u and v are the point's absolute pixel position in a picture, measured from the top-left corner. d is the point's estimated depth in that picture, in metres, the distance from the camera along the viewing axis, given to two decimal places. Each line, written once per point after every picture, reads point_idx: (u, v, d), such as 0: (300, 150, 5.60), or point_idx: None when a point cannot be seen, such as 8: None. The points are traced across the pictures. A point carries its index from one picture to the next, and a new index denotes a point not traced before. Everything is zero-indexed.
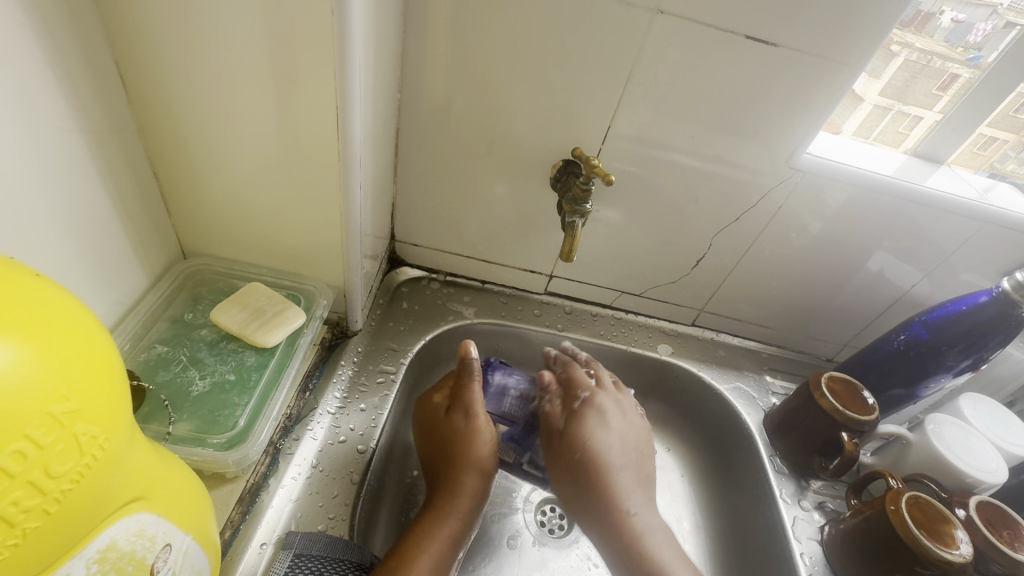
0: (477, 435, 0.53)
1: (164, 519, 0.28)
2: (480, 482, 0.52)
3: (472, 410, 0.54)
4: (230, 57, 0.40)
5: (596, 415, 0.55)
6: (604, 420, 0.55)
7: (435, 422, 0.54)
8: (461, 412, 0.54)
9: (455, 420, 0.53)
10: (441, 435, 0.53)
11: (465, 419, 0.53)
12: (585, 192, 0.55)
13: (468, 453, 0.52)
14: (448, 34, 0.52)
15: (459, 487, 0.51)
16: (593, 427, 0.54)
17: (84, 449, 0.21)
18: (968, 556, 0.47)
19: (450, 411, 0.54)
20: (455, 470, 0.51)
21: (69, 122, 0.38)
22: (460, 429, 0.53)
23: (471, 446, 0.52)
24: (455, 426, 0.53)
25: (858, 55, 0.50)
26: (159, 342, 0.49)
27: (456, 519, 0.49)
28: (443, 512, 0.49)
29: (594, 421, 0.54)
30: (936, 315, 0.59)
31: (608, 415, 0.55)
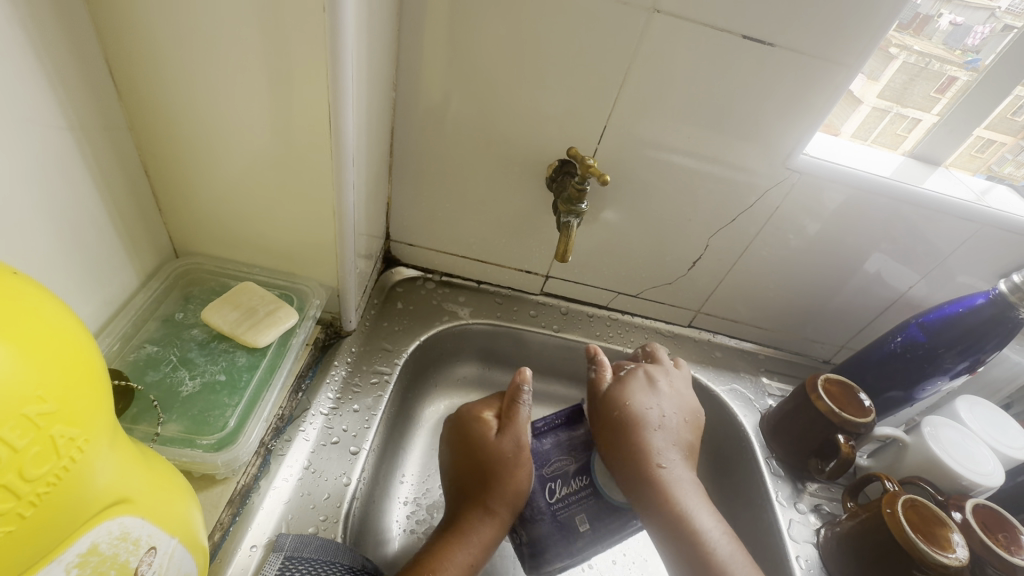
0: (521, 462, 0.49)
1: (148, 521, 0.27)
2: (512, 513, 0.49)
3: (520, 437, 0.50)
4: (221, 54, 0.39)
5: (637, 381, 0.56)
6: (637, 388, 0.55)
7: (479, 441, 0.51)
8: (511, 435, 0.50)
9: (504, 444, 0.50)
10: (482, 455, 0.50)
11: (513, 445, 0.50)
12: (581, 192, 0.55)
13: (507, 483, 0.49)
14: (444, 33, 0.52)
15: (490, 516, 0.48)
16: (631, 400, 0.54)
17: (63, 450, 0.21)
18: (964, 560, 0.46)
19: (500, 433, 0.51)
20: (488, 496, 0.49)
21: (58, 120, 0.37)
22: (507, 456, 0.49)
23: (511, 478, 0.49)
24: (502, 449, 0.50)
25: (855, 56, 0.50)
26: (149, 341, 0.48)
27: (479, 550, 0.47)
28: (465, 540, 0.47)
29: (633, 392, 0.55)
30: (933, 317, 0.59)
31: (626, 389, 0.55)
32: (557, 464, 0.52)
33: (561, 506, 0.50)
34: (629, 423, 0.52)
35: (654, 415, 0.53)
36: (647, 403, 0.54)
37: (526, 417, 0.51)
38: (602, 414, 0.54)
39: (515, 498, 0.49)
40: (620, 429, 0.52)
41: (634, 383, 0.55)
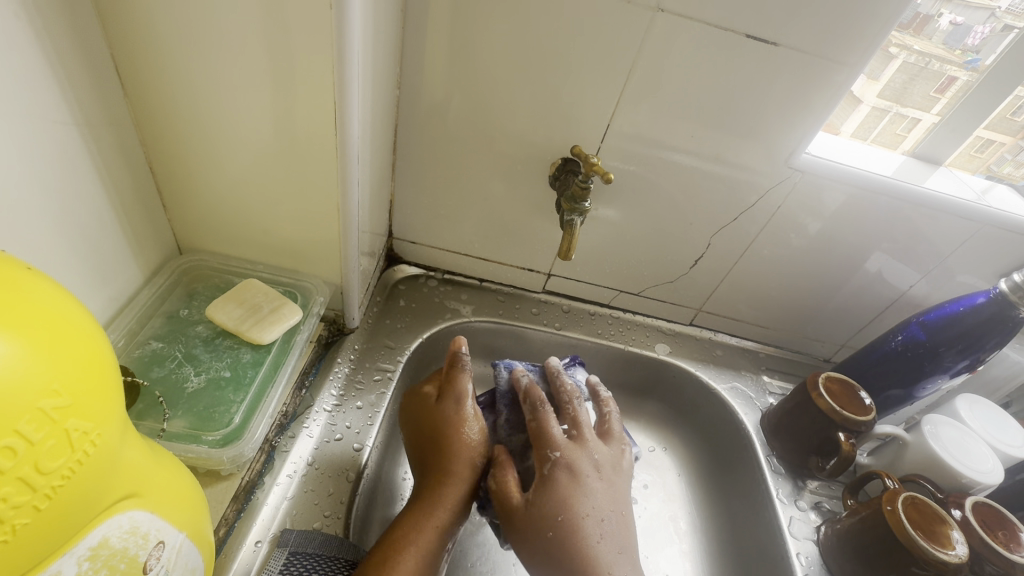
0: (465, 418, 0.51)
1: (157, 516, 0.27)
2: (471, 468, 0.49)
3: (460, 398, 0.52)
4: (227, 51, 0.39)
5: (566, 478, 0.47)
6: (568, 481, 0.46)
7: (425, 411, 0.53)
8: (449, 400, 0.52)
9: (445, 408, 0.52)
10: (429, 423, 0.52)
11: (454, 406, 0.52)
12: (585, 190, 0.55)
13: (455, 441, 0.50)
14: (448, 31, 0.52)
15: (447, 477, 0.48)
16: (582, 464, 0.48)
17: (76, 444, 0.21)
18: (963, 557, 0.47)
19: (438, 399, 0.53)
20: (441, 459, 0.49)
21: (64, 116, 0.37)
22: (447, 417, 0.51)
23: (455, 433, 0.50)
24: (444, 413, 0.51)
25: (857, 55, 0.50)
26: (154, 338, 0.48)
27: (444, 510, 0.46)
28: (428, 504, 0.46)
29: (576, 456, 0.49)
30: (934, 316, 0.59)
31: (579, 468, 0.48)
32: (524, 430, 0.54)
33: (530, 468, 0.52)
34: (534, 508, 0.45)
35: (599, 528, 0.45)
36: (581, 503, 0.46)
37: (467, 381, 0.54)
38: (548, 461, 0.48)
39: (469, 452, 0.50)
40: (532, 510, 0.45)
41: (579, 460, 0.48)
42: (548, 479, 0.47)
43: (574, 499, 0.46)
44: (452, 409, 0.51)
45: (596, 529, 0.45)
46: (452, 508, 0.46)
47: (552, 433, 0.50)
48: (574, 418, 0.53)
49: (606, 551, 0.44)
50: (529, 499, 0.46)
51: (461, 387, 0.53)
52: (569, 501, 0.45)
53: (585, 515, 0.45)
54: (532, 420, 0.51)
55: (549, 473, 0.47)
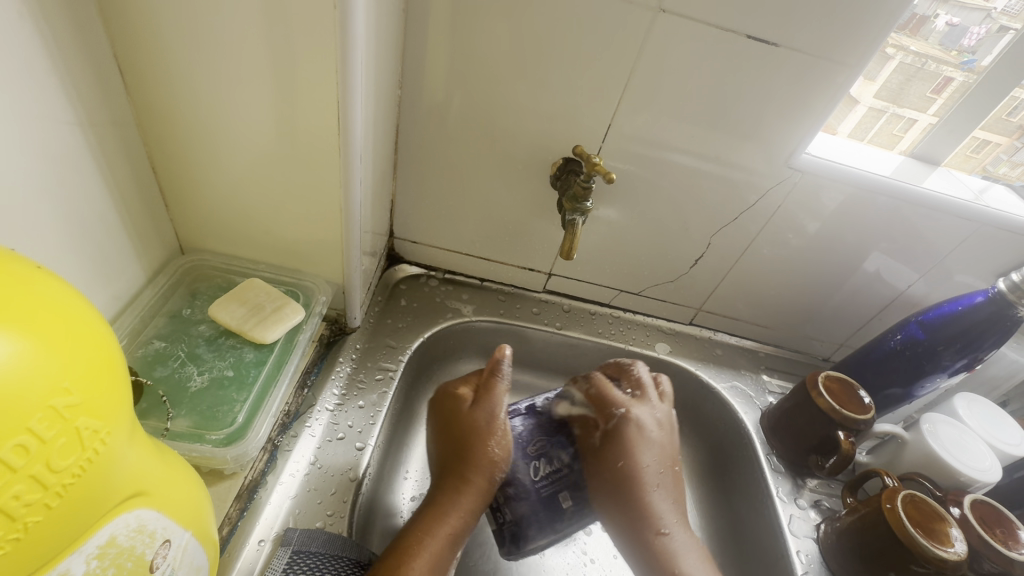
0: (495, 431, 0.52)
1: (163, 514, 0.28)
2: (489, 482, 0.50)
3: (494, 407, 0.53)
4: (231, 51, 0.39)
5: (633, 430, 0.54)
6: (638, 436, 0.54)
7: (457, 416, 0.53)
8: (485, 406, 0.53)
9: (478, 415, 0.52)
10: (459, 428, 0.52)
11: (487, 416, 0.52)
12: (586, 190, 0.55)
13: (479, 452, 0.50)
14: (449, 30, 0.52)
15: (466, 486, 0.49)
16: (634, 420, 0.55)
17: (86, 443, 0.21)
18: (962, 554, 0.47)
19: (473, 405, 0.53)
20: (463, 466, 0.50)
21: (67, 115, 0.37)
22: (479, 426, 0.51)
23: (483, 445, 0.51)
24: (476, 420, 0.52)
25: (857, 56, 0.50)
26: (157, 337, 0.48)
27: (458, 519, 0.48)
28: (443, 512, 0.48)
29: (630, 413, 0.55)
30: (933, 315, 0.60)
31: (640, 425, 0.55)
32: (538, 443, 0.54)
33: (544, 483, 0.52)
34: (605, 458, 0.53)
35: (656, 474, 0.53)
36: (643, 453, 0.53)
37: (503, 393, 0.54)
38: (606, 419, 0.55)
39: (491, 467, 0.50)
40: (600, 460, 0.53)
41: (645, 417, 0.56)
42: (617, 432, 0.54)
43: (647, 450, 0.53)
44: (484, 420, 0.52)
45: (656, 476, 0.52)
46: (464, 516, 0.48)
47: (614, 397, 0.57)
48: (604, 393, 0.57)
49: (660, 497, 0.52)
50: (601, 449, 0.54)
51: (497, 401, 0.53)
52: (634, 451, 0.53)
53: (645, 464, 0.52)
54: (592, 386, 0.57)
55: (618, 429, 0.54)
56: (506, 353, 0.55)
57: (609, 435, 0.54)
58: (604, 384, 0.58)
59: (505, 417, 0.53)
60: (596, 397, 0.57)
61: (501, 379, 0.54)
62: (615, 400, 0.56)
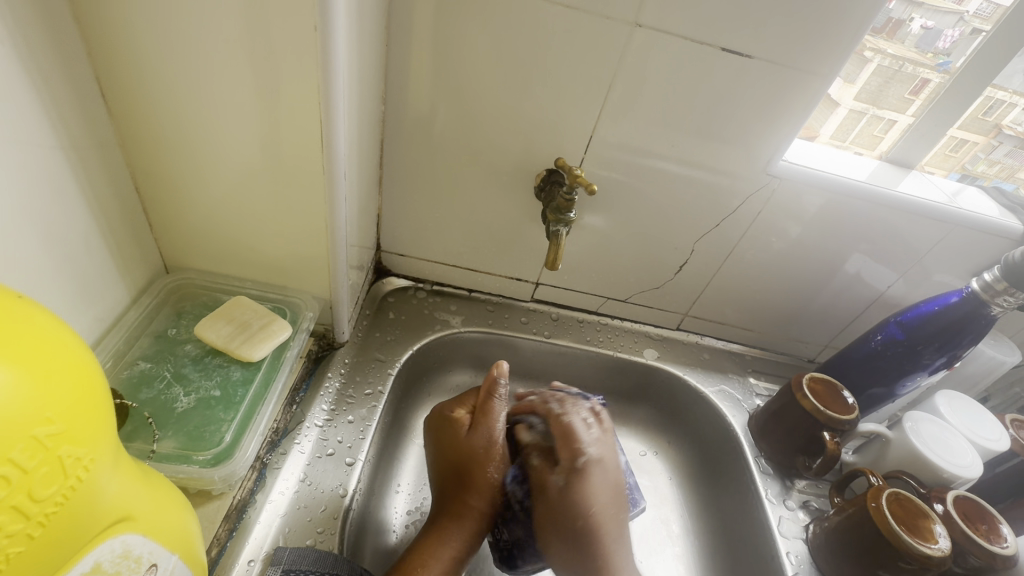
0: (495, 455, 0.53)
1: (149, 539, 0.27)
2: (490, 504, 0.52)
3: (492, 431, 0.53)
4: (213, 70, 0.40)
5: (598, 474, 0.51)
6: (597, 474, 0.51)
7: (456, 438, 0.53)
8: (482, 430, 0.53)
9: (477, 440, 0.53)
10: (459, 451, 0.53)
11: (486, 439, 0.53)
12: (569, 201, 0.56)
13: (478, 476, 0.52)
14: (431, 46, 0.53)
15: (469, 510, 0.51)
16: (591, 463, 0.51)
17: (69, 471, 0.21)
18: (946, 551, 0.48)
19: (471, 429, 0.53)
20: (464, 491, 0.51)
21: (49, 140, 0.37)
22: (479, 452, 0.52)
23: (482, 471, 0.52)
24: (475, 445, 0.53)
25: (828, 66, 0.52)
26: (142, 358, 0.48)
27: (462, 540, 0.49)
28: (447, 532, 0.49)
29: (593, 484, 0.51)
30: (910, 316, 0.61)
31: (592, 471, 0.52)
32: (538, 462, 0.54)
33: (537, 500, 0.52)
34: (558, 503, 0.50)
35: (609, 517, 0.50)
36: (602, 500, 0.51)
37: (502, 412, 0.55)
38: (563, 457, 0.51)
39: (492, 490, 0.52)
40: (556, 505, 0.50)
41: (606, 456, 0.53)
42: (579, 477, 0.51)
43: (603, 495, 0.51)
44: (482, 441, 0.53)
45: (619, 526, 0.51)
46: (467, 537, 0.50)
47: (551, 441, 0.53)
48: (565, 430, 0.52)
49: (616, 541, 0.50)
50: (558, 494, 0.50)
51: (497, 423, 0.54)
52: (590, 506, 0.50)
53: (598, 507, 0.50)
54: (561, 414, 0.53)
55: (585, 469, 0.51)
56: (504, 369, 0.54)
57: (571, 479, 0.51)
58: (569, 427, 0.52)
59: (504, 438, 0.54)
60: (563, 430, 0.52)
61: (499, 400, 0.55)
62: (582, 442, 0.52)
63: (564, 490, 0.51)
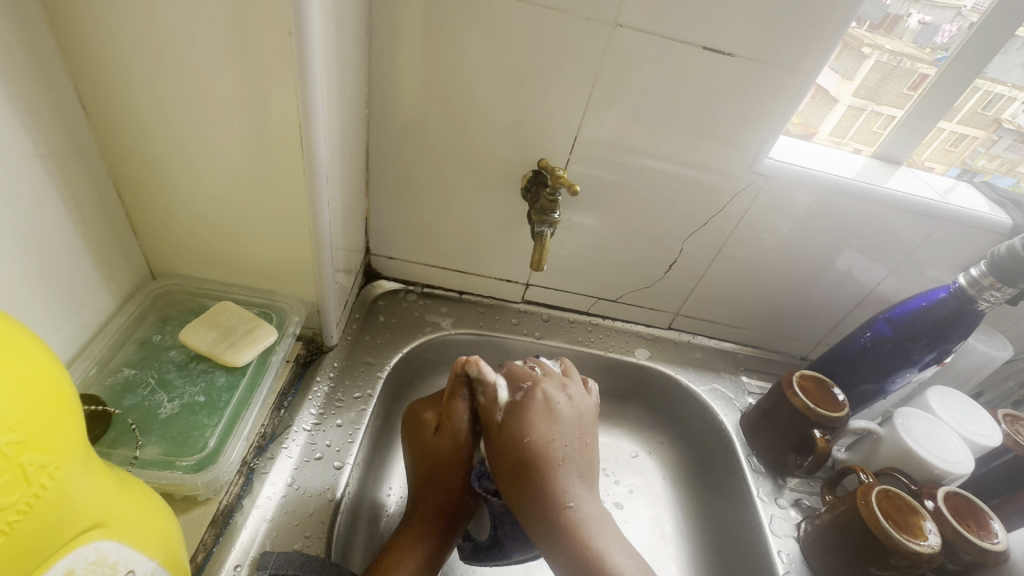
0: (462, 453, 0.53)
1: (125, 545, 0.27)
2: (458, 504, 0.51)
3: (459, 428, 0.53)
4: (191, 77, 0.40)
5: (540, 405, 0.52)
6: (546, 415, 0.51)
7: (424, 440, 0.54)
8: (449, 430, 0.53)
9: (443, 439, 0.53)
10: (425, 454, 0.53)
11: (451, 438, 0.53)
12: (554, 202, 0.56)
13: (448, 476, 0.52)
14: (414, 49, 0.53)
15: (440, 510, 0.51)
16: (539, 421, 0.51)
17: (33, 479, 0.21)
18: (935, 547, 0.48)
19: (440, 428, 0.53)
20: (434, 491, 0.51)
21: (28, 148, 0.38)
22: (447, 451, 0.52)
23: (452, 471, 0.52)
24: (442, 445, 0.53)
25: (811, 63, 0.52)
26: (126, 364, 0.48)
27: (435, 536, 0.50)
28: (420, 532, 0.49)
29: (538, 421, 0.51)
30: (899, 312, 0.61)
31: (555, 410, 0.52)
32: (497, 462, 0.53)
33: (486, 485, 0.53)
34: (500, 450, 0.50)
35: (560, 449, 0.50)
36: (546, 429, 0.50)
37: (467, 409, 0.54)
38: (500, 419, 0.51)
39: (460, 488, 0.52)
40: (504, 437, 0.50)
41: (553, 395, 0.53)
42: (518, 413, 0.51)
43: (542, 424, 0.51)
44: (444, 440, 0.53)
45: (565, 451, 0.50)
46: (436, 533, 0.50)
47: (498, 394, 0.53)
48: (516, 378, 0.54)
49: (574, 473, 0.49)
50: (499, 430, 0.51)
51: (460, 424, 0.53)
52: (543, 449, 0.49)
53: (548, 440, 0.50)
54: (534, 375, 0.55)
55: (524, 403, 0.52)
56: (475, 363, 0.53)
57: (509, 418, 0.51)
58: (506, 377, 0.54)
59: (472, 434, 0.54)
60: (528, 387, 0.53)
61: (460, 399, 0.54)
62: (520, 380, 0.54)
63: (501, 430, 0.51)
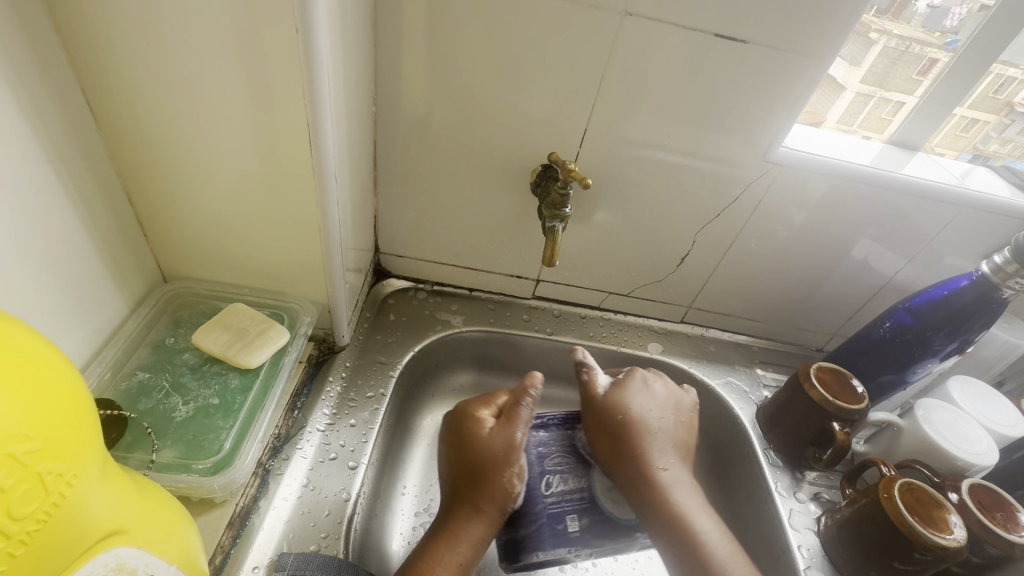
0: (514, 462, 0.51)
1: (145, 551, 0.27)
2: (500, 511, 0.50)
3: (513, 436, 0.52)
4: (199, 79, 0.40)
5: (614, 390, 0.57)
6: (636, 390, 0.57)
7: (470, 441, 0.52)
8: (505, 435, 0.52)
9: (498, 443, 0.51)
10: (472, 453, 0.51)
11: (506, 443, 0.51)
12: (564, 197, 0.55)
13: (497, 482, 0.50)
14: (421, 45, 0.52)
15: (478, 514, 0.49)
16: (630, 404, 0.55)
17: (51, 488, 0.21)
18: (961, 541, 0.47)
19: (494, 429, 0.52)
20: (478, 495, 0.49)
21: (37, 153, 0.37)
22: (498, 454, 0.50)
23: (501, 477, 0.50)
24: (494, 448, 0.51)
25: (827, 47, 0.50)
26: (140, 368, 0.48)
27: (468, 545, 0.47)
28: (456, 537, 0.47)
29: (631, 396, 0.56)
30: (919, 301, 0.60)
31: (633, 396, 0.56)
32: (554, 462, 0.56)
33: (552, 500, 0.54)
34: (603, 416, 0.55)
35: (654, 425, 0.54)
36: (637, 404, 0.55)
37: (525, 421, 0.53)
38: (598, 415, 0.56)
39: (504, 497, 0.50)
40: (600, 411, 0.56)
41: (642, 399, 0.56)
42: (617, 394, 0.56)
43: (640, 402, 0.56)
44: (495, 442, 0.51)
45: (659, 429, 0.54)
46: (476, 543, 0.47)
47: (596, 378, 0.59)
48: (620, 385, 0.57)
49: (662, 443, 0.53)
50: (600, 404, 0.56)
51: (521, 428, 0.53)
52: (632, 422, 0.54)
53: (643, 412, 0.55)
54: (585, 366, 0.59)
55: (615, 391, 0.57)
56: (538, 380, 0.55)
57: (612, 396, 0.56)
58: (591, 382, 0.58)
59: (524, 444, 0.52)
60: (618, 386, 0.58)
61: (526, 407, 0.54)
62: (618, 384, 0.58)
63: (603, 401, 0.56)
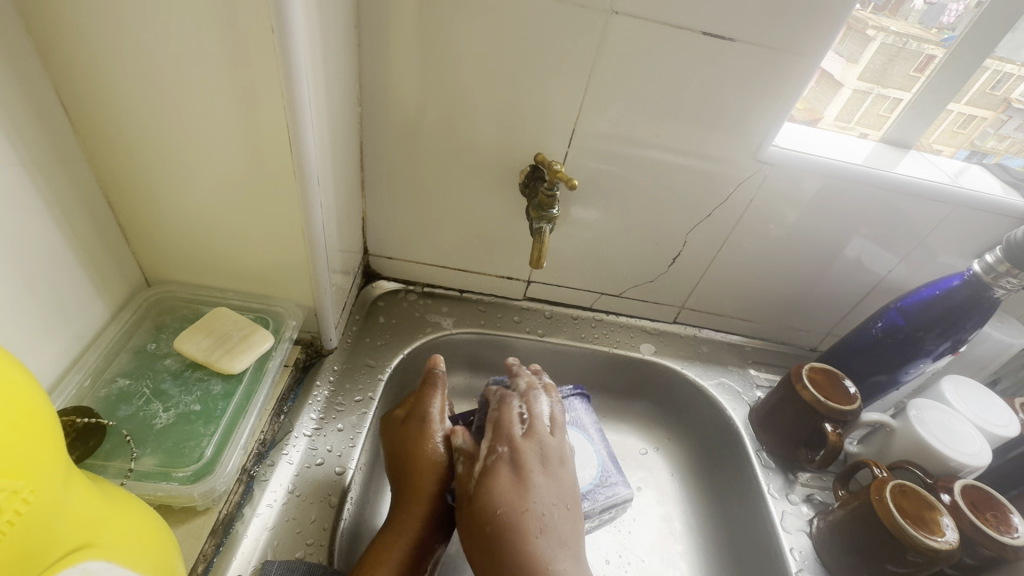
0: (433, 433, 0.52)
1: (115, 564, 0.27)
2: (439, 483, 0.49)
3: (426, 412, 0.53)
4: (174, 80, 0.39)
5: (508, 472, 0.47)
6: (504, 480, 0.46)
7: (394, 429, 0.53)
8: (417, 417, 0.53)
9: (410, 424, 0.52)
10: (399, 440, 0.52)
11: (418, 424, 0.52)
12: (551, 197, 0.55)
13: (420, 458, 0.50)
14: (406, 45, 0.52)
15: (416, 494, 0.49)
16: (496, 498, 0.45)
17: (5, 504, 0.21)
18: (954, 543, 0.47)
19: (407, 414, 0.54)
20: (410, 478, 0.50)
21: (10, 157, 0.37)
22: (411, 434, 0.51)
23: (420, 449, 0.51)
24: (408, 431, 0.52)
25: (815, 45, 0.50)
26: (121, 375, 0.47)
27: (412, 527, 0.47)
28: (398, 524, 0.47)
29: (499, 480, 0.47)
30: (911, 300, 0.59)
31: (525, 476, 0.47)
32: None
33: None
34: (471, 506, 0.46)
35: (541, 520, 0.45)
36: (515, 496, 0.46)
37: (437, 396, 0.54)
38: (468, 510, 0.46)
39: (436, 468, 0.50)
40: (469, 504, 0.46)
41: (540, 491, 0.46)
42: (487, 476, 0.47)
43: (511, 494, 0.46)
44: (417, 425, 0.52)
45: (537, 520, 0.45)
46: (419, 524, 0.47)
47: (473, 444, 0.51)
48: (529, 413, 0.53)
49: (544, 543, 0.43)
50: (471, 497, 0.46)
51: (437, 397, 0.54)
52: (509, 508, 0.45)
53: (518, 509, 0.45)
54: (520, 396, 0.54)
55: (494, 462, 0.48)
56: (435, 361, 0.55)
57: (481, 479, 0.47)
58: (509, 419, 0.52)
59: (441, 418, 0.53)
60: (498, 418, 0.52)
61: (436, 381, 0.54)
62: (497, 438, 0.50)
63: (473, 494, 0.46)
